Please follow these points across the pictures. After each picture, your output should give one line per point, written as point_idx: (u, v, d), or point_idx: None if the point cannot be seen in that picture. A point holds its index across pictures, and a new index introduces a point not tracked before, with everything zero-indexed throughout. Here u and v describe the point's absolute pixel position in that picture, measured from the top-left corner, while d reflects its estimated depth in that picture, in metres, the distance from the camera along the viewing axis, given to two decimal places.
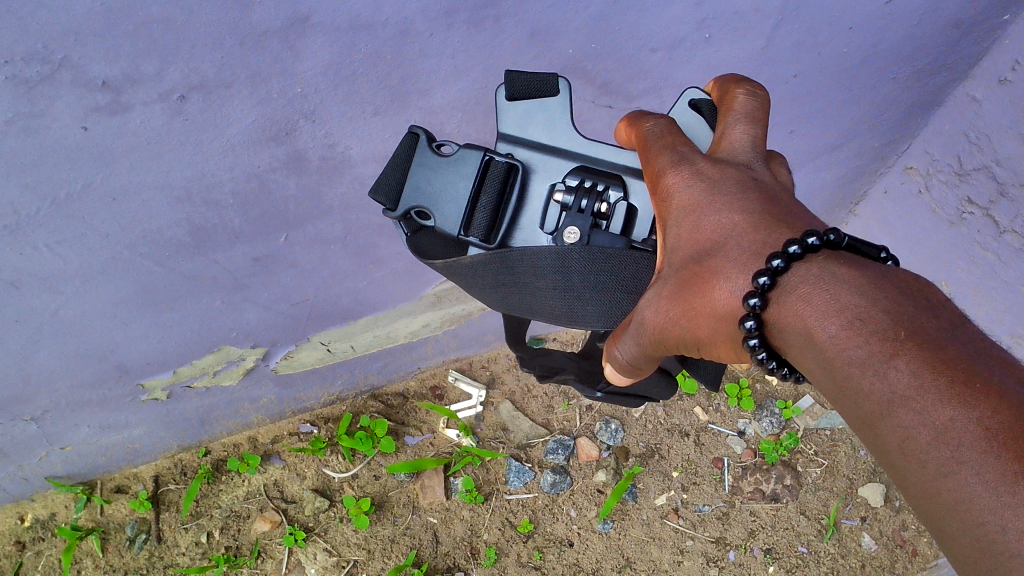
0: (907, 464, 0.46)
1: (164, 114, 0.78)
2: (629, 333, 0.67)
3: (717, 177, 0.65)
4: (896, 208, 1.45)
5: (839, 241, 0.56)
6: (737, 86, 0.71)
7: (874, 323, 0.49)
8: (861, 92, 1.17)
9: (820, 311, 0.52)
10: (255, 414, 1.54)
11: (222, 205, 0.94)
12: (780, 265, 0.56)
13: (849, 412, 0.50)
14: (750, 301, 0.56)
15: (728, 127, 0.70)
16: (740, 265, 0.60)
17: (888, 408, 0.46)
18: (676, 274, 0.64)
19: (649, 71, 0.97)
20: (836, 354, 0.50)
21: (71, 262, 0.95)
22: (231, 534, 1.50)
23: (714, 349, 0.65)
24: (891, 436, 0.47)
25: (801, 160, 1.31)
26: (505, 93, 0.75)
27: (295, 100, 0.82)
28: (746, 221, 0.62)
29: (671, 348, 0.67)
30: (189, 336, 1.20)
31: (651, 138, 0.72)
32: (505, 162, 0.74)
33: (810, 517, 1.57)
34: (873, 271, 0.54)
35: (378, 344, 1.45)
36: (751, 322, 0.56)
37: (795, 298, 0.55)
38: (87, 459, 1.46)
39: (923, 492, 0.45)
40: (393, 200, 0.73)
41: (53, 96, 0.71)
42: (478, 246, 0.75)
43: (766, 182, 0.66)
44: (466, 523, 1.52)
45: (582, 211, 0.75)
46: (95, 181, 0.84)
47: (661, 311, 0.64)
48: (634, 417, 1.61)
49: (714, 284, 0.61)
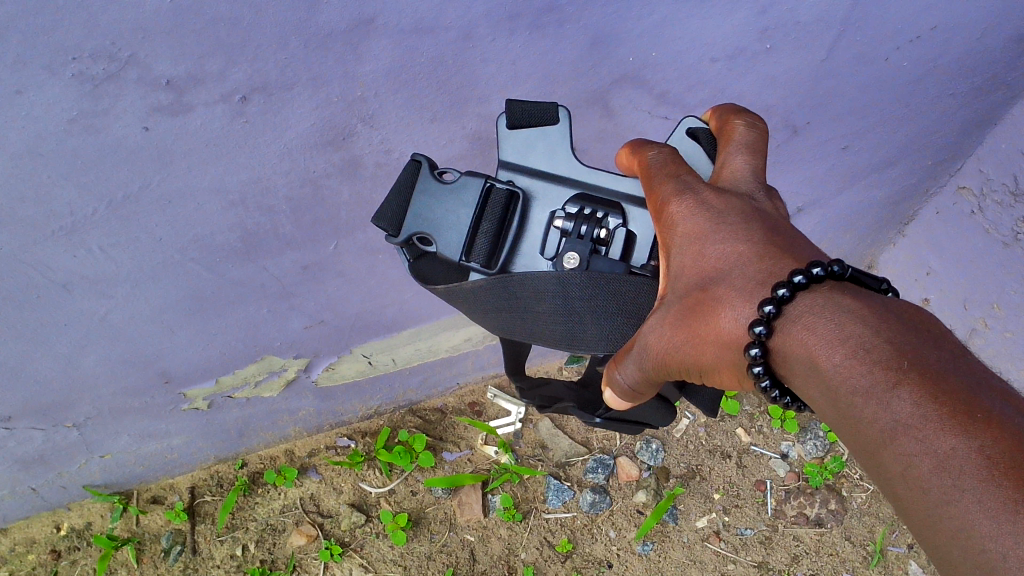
0: (910, 491, 0.46)
1: (225, 116, 0.77)
2: (631, 358, 0.64)
3: (722, 207, 0.64)
4: (947, 228, 1.43)
5: (842, 272, 0.56)
6: (736, 118, 0.70)
7: (877, 352, 0.50)
8: (917, 108, 1.15)
9: (825, 340, 0.53)
10: (292, 427, 1.53)
11: (276, 210, 0.94)
12: (785, 294, 0.56)
13: (852, 440, 0.51)
14: (756, 329, 0.57)
15: (729, 157, 0.69)
16: (746, 294, 0.60)
17: (892, 437, 0.47)
18: (680, 300, 0.63)
19: (707, 81, 0.96)
20: (840, 382, 0.50)
21: (122, 266, 0.95)
22: (266, 547, 1.48)
23: (717, 375, 0.63)
24: (894, 463, 0.47)
25: (852, 176, 1.30)
26: (506, 122, 0.73)
27: (355, 103, 0.81)
28: (750, 250, 0.62)
29: (671, 374, 0.65)
30: (234, 345, 1.20)
31: (653, 167, 0.70)
32: (506, 189, 0.73)
33: (855, 542, 1.54)
34: (875, 302, 0.54)
35: (419, 358, 1.44)
36: (755, 350, 0.57)
37: (801, 328, 0.55)
38: (126, 468, 1.45)
39: (926, 522, 0.45)
40: (395, 227, 0.71)
41: (117, 95, 0.71)
42: (478, 272, 0.73)
43: (770, 212, 0.66)
44: (503, 541, 1.50)
45: (582, 237, 0.73)
46: (152, 183, 0.83)
47: (666, 337, 0.62)
48: (675, 437, 1.59)
49: (718, 311, 0.61)
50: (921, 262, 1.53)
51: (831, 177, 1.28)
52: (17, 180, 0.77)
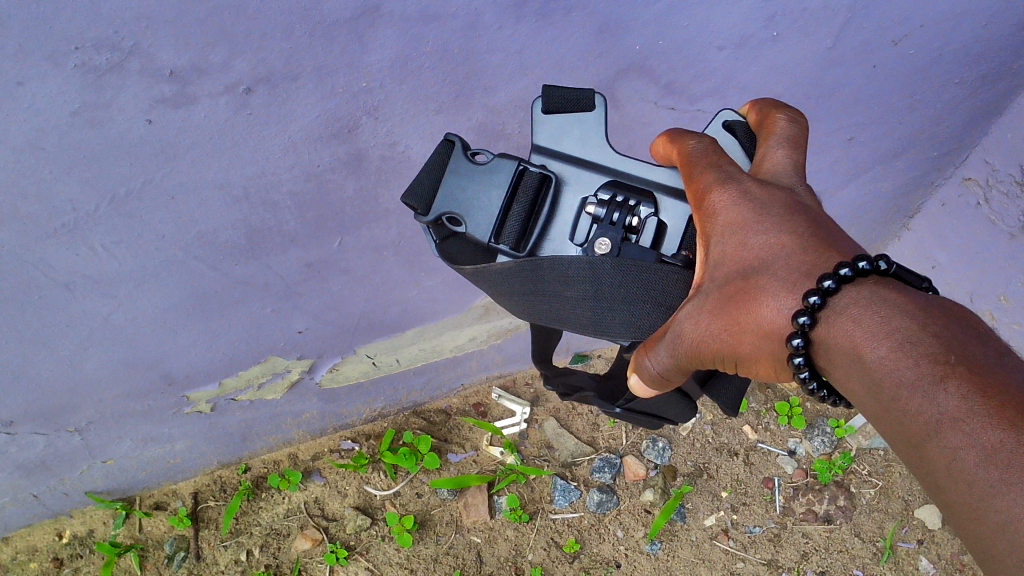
0: (952, 484, 0.47)
1: (229, 108, 0.76)
2: (663, 343, 0.64)
3: (764, 198, 0.64)
4: (954, 220, 1.42)
5: (889, 269, 0.57)
6: (778, 111, 0.70)
7: (924, 346, 0.50)
8: (923, 97, 1.14)
9: (871, 333, 0.53)
10: (296, 430, 1.52)
11: (280, 206, 0.93)
12: (830, 286, 0.56)
13: (894, 433, 0.51)
14: (799, 319, 0.57)
15: (769, 149, 0.68)
16: (789, 286, 0.60)
17: (936, 429, 0.47)
18: (719, 289, 0.63)
19: (714, 71, 0.95)
20: (883, 374, 0.51)
21: (125, 265, 0.94)
22: (271, 552, 1.47)
23: (753, 366, 0.63)
24: (937, 456, 0.48)
25: (856, 168, 1.29)
26: (541, 107, 0.73)
27: (360, 94, 0.81)
28: (794, 242, 0.62)
29: (703, 362, 0.65)
30: (238, 345, 1.19)
31: (693, 155, 0.70)
32: (538, 172, 0.72)
33: (865, 539, 1.52)
34: (920, 297, 0.55)
35: (423, 357, 1.43)
36: (797, 340, 0.57)
37: (846, 320, 0.55)
38: (128, 474, 1.44)
39: (967, 515, 0.46)
40: (425, 204, 0.71)
41: (120, 86, 0.70)
42: (506, 254, 0.72)
43: (812, 206, 0.65)
44: (510, 543, 1.49)
45: (614, 223, 0.72)
46: (156, 178, 0.82)
47: (701, 324, 0.63)
48: (682, 435, 1.58)
49: (761, 301, 0.61)
50: (926, 255, 1.53)
51: (836, 169, 1.27)
52: (20, 176, 0.76)
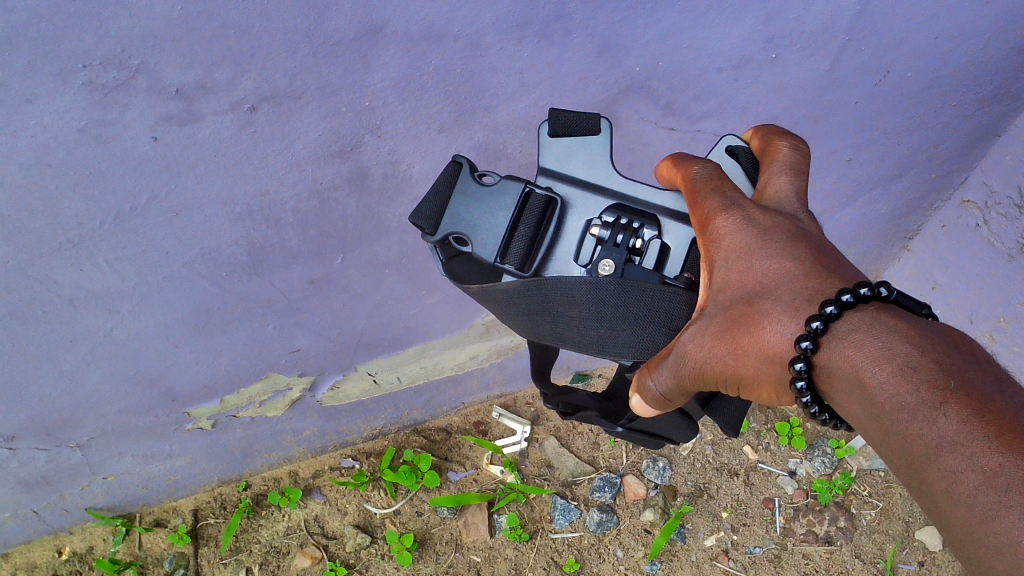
0: (950, 507, 0.47)
1: (234, 125, 0.77)
2: (666, 364, 0.64)
3: (768, 225, 0.65)
4: (953, 242, 1.43)
5: (889, 295, 0.58)
6: (781, 139, 0.71)
7: (925, 371, 0.51)
8: (921, 119, 1.15)
9: (872, 357, 0.54)
10: (297, 448, 1.52)
11: (283, 223, 0.94)
12: (832, 312, 0.57)
13: (894, 456, 0.52)
14: (802, 344, 0.57)
15: (773, 176, 0.69)
16: (792, 310, 0.60)
17: (936, 454, 0.48)
18: (723, 312, 0.64)
19: (712, 92, 0.96)
20: (884, 400, 0.52)
21: (129, 280, 0.95)
22: (271, 570, 1.47)
23: (756, 389, 0.64)
24: (936, 480, 0.48)
25: (856, 190, 1.30)
26: (547, 130, 0.74)
27: (363, 113, 0.82)
28: (797, 268, 0.62)
29: (706, 384, 0.65)
30: (239, 362, 1.19)
31: (698, 181, 0.70)
32: (544, 194, 0.73)
33: (866, 561, 1.51)
34: (920, 323, 0.56)
35: (424, 376, 1.43)
36: (800, 364, 0.58)
37: (848, 345, 0.56)
38: (128, 490, 1.44)
39: (967, 540, 0.46)
40: (433, 224, 0.71)
41: (126, 103, 0.70)
42: (511, 274, 0.72)
43: (814, 232, 0.66)
44: (510, 562, 1.49)
45: (618, 245, 0.73)
46: (160, 195, 0.83)
47: (705, 346, 0.63)
48: (682, 455, 1.58)
49: (764, 325, 0.61)
50: (925, 276, 1.53)
51: (835, 191, 1.28)
52: (26, 192, 0.76)
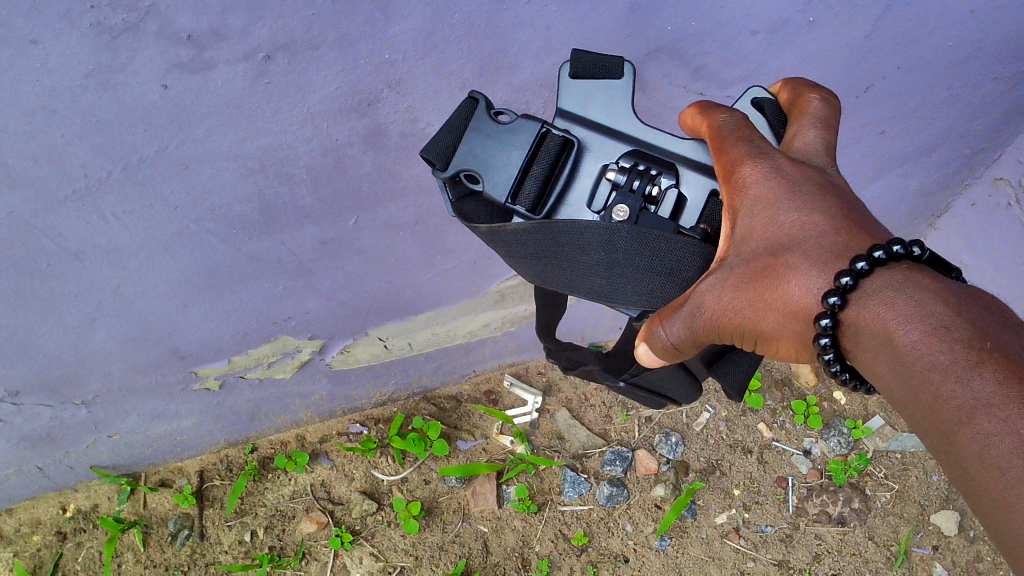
0: (981, 472, 0.46)
1: (248, 75, 0.74)
2: (680, 315, 0.61)
3: (798, 177, 0.62)
4: (983, 221, 1.38)
5: (921, 254, 0.55)
6: (811, 92, 0.68)
7: (957, 330, 0.49)
8: (958, 92, 1.11)
9: (903, 315, 0.52)
10: (304, 411, 1.50)
11: (296, 180, 0.91)
12: (863, 267, 0.55)
13: (922, 418, 0.50)
14: (828, 300, 0.56)
15: (801, 130, 0.66)
16: (819, 265, 0.59)
17: (968, 417, 0.47)
18: (745, 263, 0.61)
19: (745, 56, 0.92)
20: (914, 359, 0.50)
21: (136, 235, 0.92)
22: (275, 534, 1.46)
23: (775, 344, 0.62)
24: (968, 444, 0.47)
25: (885, 164, 1.26)
26: (568, 71, 0.70)
27: (381, 67, 0.78)
28: (827, 221, 0.60)
29: (720, 336, 0.63)
30: (248, 323, 1.17)
31: (724, 130, 0.67)
32: (561, 137, 0.70)
33: (879, 542, 1.48)
34: (953, 283, 0.54)
35: (435, 343, 1.40)
36: (825, 321, 0.56)
37: (877, 301, 0.54)
38: (133, 450, 1.43)
39: (998, 507, 0.45)
40: (443, 161, 0.68)
41: (136, 48, 0.67)
42: (521, 216, 0.70)
43: (845, 189, 0.63)
44: (518, 533, 1.47)
45: (634, 192, 0.70)
46: (170, 147, 0.80)
47: (723, 298, 0.61)
48: (696, 431, 1.55)
49: (788, 280, 0.59)
50: (952, 256, 1.49)
51: (865, 163, 1.24)
52: (31, 140, 0.74)
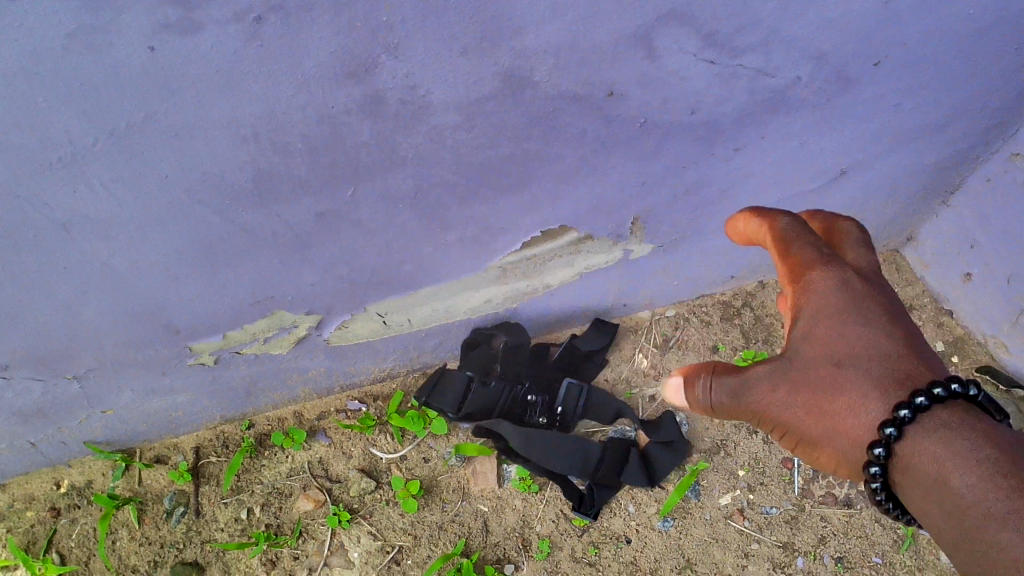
0: (981, 551, 0.68)
1: (238, 37, 0.70)
2: (727, 385, 0.83)
3: (860, 294, 0.84)
4: (999, 199, 1.34)
5: (975, 395, 0.76)
6: (845, 222, 0.92)
7: (1000, 473, 0.69)
8: (979, 62, 1.07)
9: (952, 467, 0.72)
10: (302, 388, 1.47)
11: (291, 149, 0.87)
12: (921, 403, 0.75)
13: (949, 519, 0.71)
14: (887, 430, 0.76)
15: (847, 250, 0.89)
16: (882, 394, 0.80)
17: (1004, 520, 0.67)
18: (804, 373, 0.83)
19: (759, 22, 0.88)
20: (966, 502, 0.70)
21: (126, 206, 0.89)
22: (272, 511, 1.45)
23: (820, 451, 0.84)
24: (993, 545, 0.67)
25: (901, 138, 1.22)
26: None
27: (378, 30, 0.74)
28: (881, 351, 0.82)
29: (759, 422, 0.85)
30: (243, 298, 1.13)
31: (787, 234, 0.87)
32: None
33: (886, 525, 1.45)
34: (983, 423, 0.74)
35: (436, 319, 1.36)
36: (878, 451, 0.77)
37: (931, 449, 0.74)
38: (128, 426, 1.40)
39: (988, 564, 0.68)
40: None
41: (120, 8, 0.64)
42: None
43: (903, 330, 0.84)
44: (518, 513, 1.45)
45: None
46: (158, 113, 0.77)
47: (786, 400, 0.83)
48: (701, 410, 1.52)
49: (845, 395, 0.81)
50: (965, 234, 1.45)
51: (879, 138, 1.20)
52: (13, 104, 0.70)
